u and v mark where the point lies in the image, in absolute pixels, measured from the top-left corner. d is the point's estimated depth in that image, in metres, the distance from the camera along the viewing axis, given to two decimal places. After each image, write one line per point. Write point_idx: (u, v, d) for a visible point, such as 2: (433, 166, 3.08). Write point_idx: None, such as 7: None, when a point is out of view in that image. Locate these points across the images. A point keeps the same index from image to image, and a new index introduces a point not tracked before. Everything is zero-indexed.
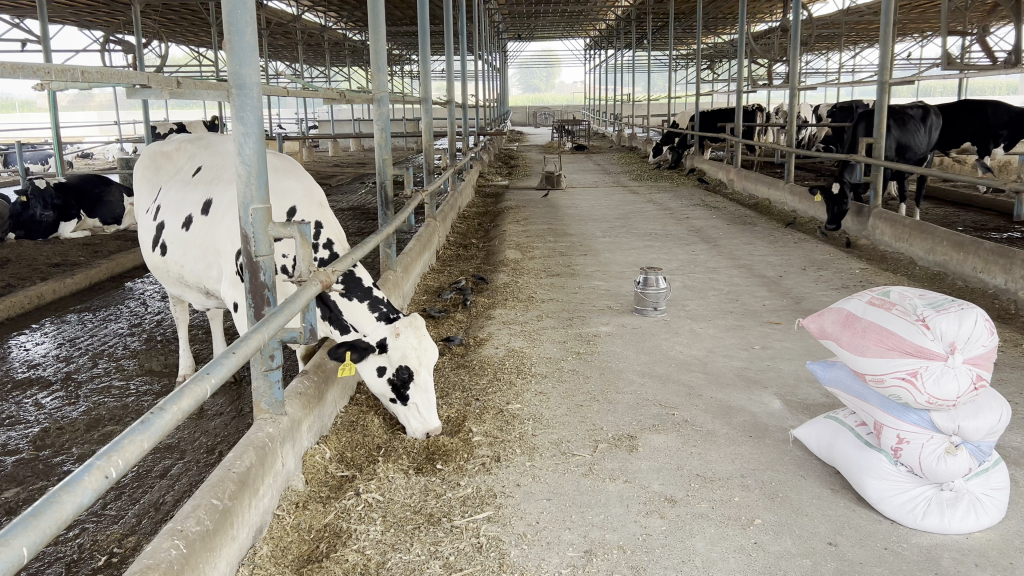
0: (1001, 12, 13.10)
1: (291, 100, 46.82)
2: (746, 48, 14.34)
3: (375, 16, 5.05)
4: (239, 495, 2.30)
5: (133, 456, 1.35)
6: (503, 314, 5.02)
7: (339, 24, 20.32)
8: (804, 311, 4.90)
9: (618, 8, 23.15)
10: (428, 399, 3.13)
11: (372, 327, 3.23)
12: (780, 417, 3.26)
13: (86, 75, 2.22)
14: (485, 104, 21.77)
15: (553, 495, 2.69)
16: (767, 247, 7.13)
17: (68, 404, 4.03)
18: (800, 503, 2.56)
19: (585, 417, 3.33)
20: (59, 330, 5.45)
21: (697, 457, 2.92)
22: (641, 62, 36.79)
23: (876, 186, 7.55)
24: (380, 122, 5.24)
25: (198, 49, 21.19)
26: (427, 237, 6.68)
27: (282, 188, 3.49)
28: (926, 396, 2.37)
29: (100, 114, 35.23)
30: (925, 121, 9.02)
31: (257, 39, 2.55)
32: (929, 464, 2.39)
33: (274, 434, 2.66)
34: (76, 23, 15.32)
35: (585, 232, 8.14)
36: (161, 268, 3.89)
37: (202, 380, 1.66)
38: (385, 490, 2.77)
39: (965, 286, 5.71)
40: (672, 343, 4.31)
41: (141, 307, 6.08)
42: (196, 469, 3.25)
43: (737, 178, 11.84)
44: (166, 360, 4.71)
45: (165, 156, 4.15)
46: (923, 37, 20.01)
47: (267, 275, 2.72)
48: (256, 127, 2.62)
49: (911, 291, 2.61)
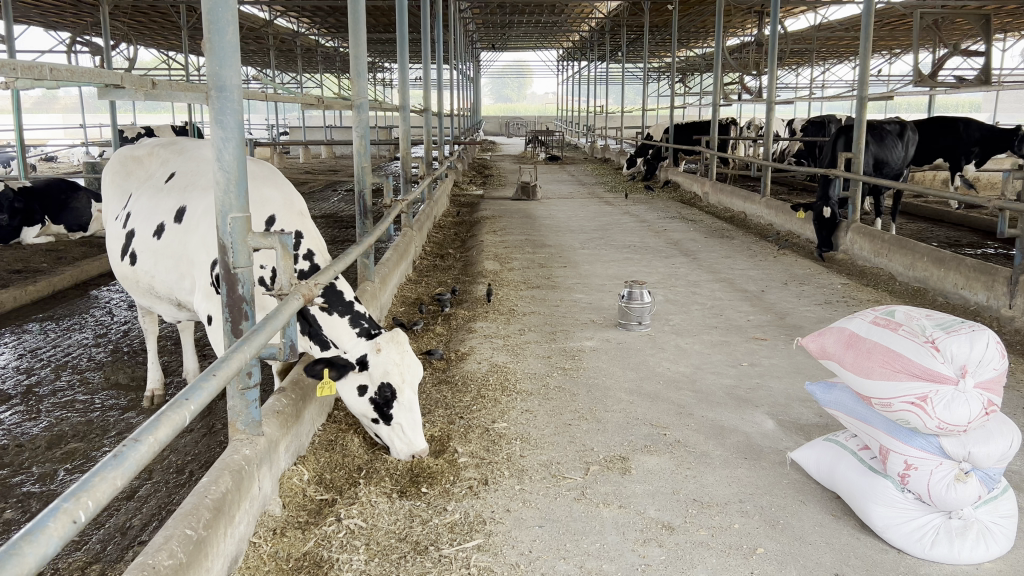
0: (973, 30, 13.20)
1: (263, 107, 46.62)
2: (721, 62, 14.33)
3: (355, 20, 4.91)
4: (214, 524, 2.16)
5: (104, 495, 1.20)
6: (483, 327, 4.89)
7: (313, 31, 20.13)
8: (789, 327, 4.83)
9: (592, 19, 23.17)
10: (412, 418, 3.00)
11: (353, 343, 3.10)
12: (774, 438, 3.17)
13: (59, 71, 2.07)
14: (459, 113, 21.65)
15: (546, 522, 2.56)
16: (747, 261, 7.07)
17: (28, 420, 3.83)
18: (802, 530, 2.46)
19: (574, 437, 3.21)
20: (19, 340, 5.23)
21: (692, 480, 2.82)
22: (615, 76, 36.88)
23: (854, 200, 7.50)
24: (359, 129, 5.10)
25: (168, 52, 20.87)
26: (404, 247, 6.54)
27: (261, 196, 3.35)
28: (936, 421, 2.28)
29: (66, 118, 34.52)
30: (903, 136, 9.14)
31: (238, 40, 2.42)
32: (939, 492, 2.30)
33: (249, 456, 2.51)
34: (41, 23, 14.96)
35: (562, 243, 8.05)
36: (130, 278, 3.72)
37: (181, 406, 1.50)
38: (368, 516, 2.62)
39: (946, 302, 5.69)
40: (659, 359, 4.21)
41: (107, 317, 5.87)
42: (165, 490, 3.08)
43: (712, 191, 11.80)
44: (133, 373, 4.52)
45: (136, 161, 3.98)
46: (892, 53, 20.28)
47: (246, 288, 2.58)
48: (236, 132, 2.48)
49: (917, 311, 2.54)
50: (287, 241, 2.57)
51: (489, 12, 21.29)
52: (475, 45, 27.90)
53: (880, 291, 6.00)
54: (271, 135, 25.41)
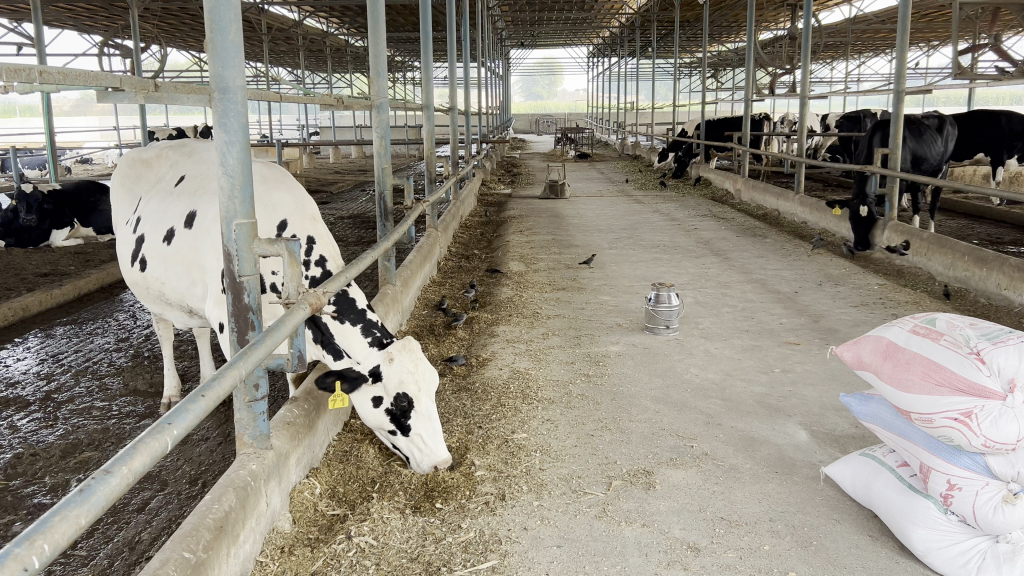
0: (1013, 21, 12.81)
1: (293, 109, 47.06)
2: (756, 54, 13.99)
3: (375, 18, 4.82)
4: (215, 546, 2.06)
5: (64, 537, 1.12)
6: (506, 332, 4.77)
7: (342, 31, 20.15)
8: (821, 330, 4.67)
9: (622, 16, 22.97)
10: (432, 426, 2.90)
11: (365, 353, 2.99)
12: (808, 451, 3.02)
13: (54, 75, 1.98)
14: (487, 111, 21.52)
15: (564, 542, 2.44)
16: (779, 261, 6.88)
17: (45, 427, 3.78)
18: (837, 553, 2.32)
19: (596, 449, 3.08)
20: (43, 345, 5.22)
21: (721, 497, 2.68)
22: (645, 71, 36.49)
23: (892, 197, 7.25)
24: (380, 129, 4.99)
25: (197, 54, 20.98)
26: (428, 248, 6.45)
27: (272, 200, 3.28)
28: (982, 439, 2.11)
29: (102, 120, 35.05)
30: (942, 131, 8.87)
31: (241, 39, 2.32)
32: (984, 515, 2.13)
33: (256, 471, 2.42)
34: (75, 26, 15.13)
35: (590, 244, 7.91)
36: (140, 285, 3.69)
37: (161, 431, 1.43)
38: (380, 534, 2.52)
39: (988, 303, 5.49)
40: (687, 365, 4.08)
41: (130, 320, 5.84)
42: (176, 502, 3.00)
43: (745, 188, 11.56)
44: (151, 379, 4.46)
45: (146, 164, 3.97)
46: (930, 47, 19.86)
47: (252, 297, 2.49)
48: (240, 135, 2.38)
49: (960, 319, 2.40)
50: (295, 249, 2.47)
51: (518, 9, 21.17)
52: (504, 43, 27.82)
53: (918, 291, 5.79)
54: (301, 135, 25.48)
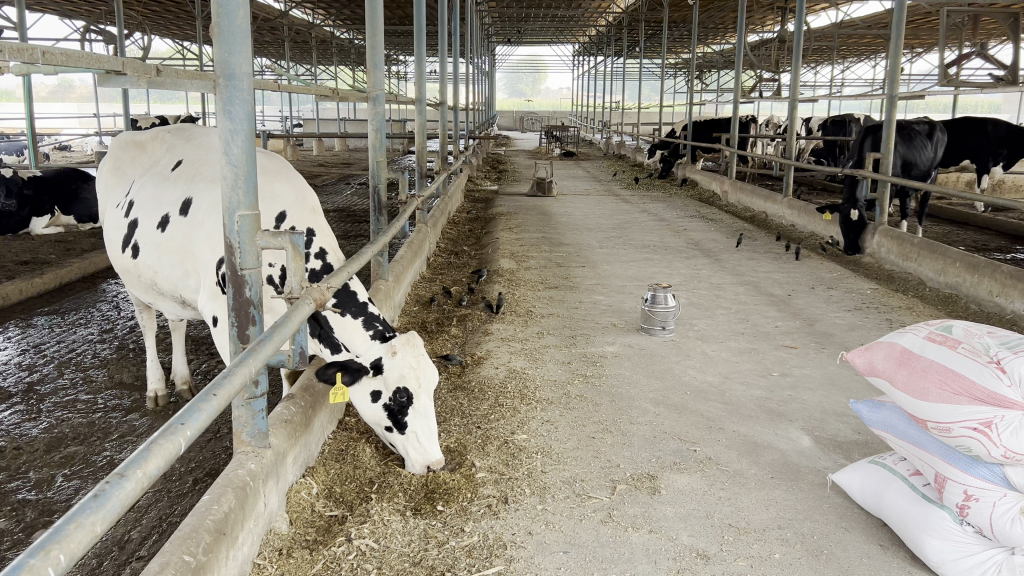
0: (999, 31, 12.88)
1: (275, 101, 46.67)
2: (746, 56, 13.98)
3: (374, 10, 4.74)
4: (214, 548, 1.98)
5: (78, 548, 1.06)
6: (500, 330, 4.71)
7: (328, 23, 19.94)
8: (817, 334, 4.64)
9: (609, 15, 22.94)
10: (428, 425, 2.83)
11: (365, 346, 2.93)
12: (812, 456, 2.98)
13: (59, 57, 1.88)
14: (473, 107, 21.40)
15: (571, 547, 2.39)
16: (771, 264, 6.85)
17: (28, 421, 3.67)
18: (849, 562, 2.28)
19: (599, 452, 3.03)
20: (23, 335, 5.09)
21: (728, 503, 2.64)
22: (631, 71, 36.46)
23: (882, 202, 7.27)
24: (375, 122, 4.91)
25: (179, 42, 20.66)
26: (418, 243, 6.37)
27: (272, 191, 3.21)
28: (1002, 450, 2.06)
29: (80, 107, 34.45)
30: (932, 137, 8.89)
31: (249, 24, 2.24)
32: (1001, 526, 2.09)
33: (256, 470, 2.34)
34: (56, 11, 14.82)
35: (580, 242, 7.85)
36: (131, 272, 3.59)
37: (174, 432, 1.37)
38: (380, 536, 2.45)
39: (980, 310, 5.49)
40: (684, 367, 4.03)
41: (113, 311, 5.71)
42: (165, 500, 2.91)
43: (732, 189, 11.55)
44: (138, 372, 4.36)
45: (139, 147, 3.88)
46: (915, 52, 19.99)
47: (253, 290, 2.41)
48: (245, 123, 2.30)
49: (977, 327, 2.39)
50: (298, 241, 2.41)
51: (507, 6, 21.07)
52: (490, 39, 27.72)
53: (910, 296, 5.79)
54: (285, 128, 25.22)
